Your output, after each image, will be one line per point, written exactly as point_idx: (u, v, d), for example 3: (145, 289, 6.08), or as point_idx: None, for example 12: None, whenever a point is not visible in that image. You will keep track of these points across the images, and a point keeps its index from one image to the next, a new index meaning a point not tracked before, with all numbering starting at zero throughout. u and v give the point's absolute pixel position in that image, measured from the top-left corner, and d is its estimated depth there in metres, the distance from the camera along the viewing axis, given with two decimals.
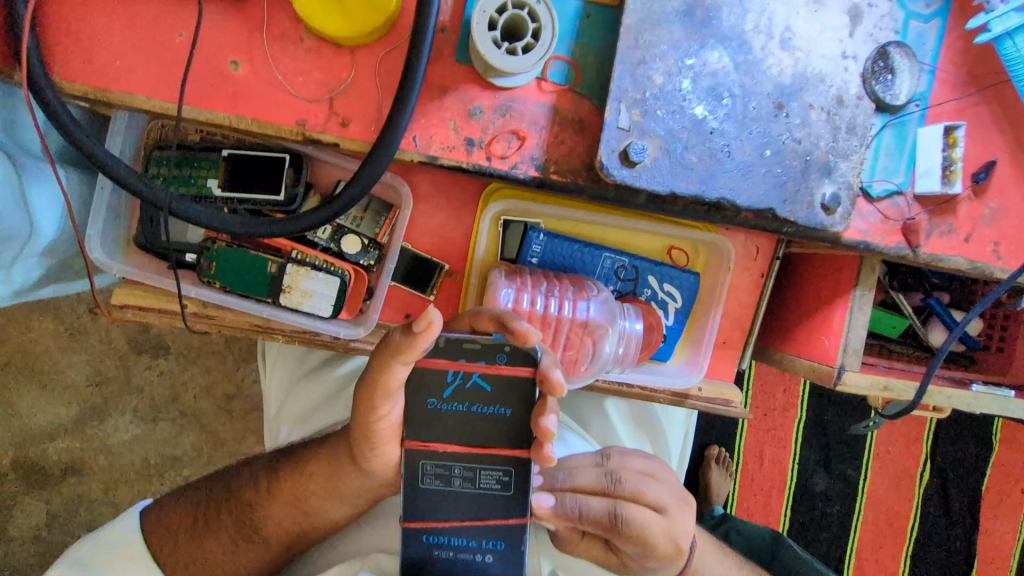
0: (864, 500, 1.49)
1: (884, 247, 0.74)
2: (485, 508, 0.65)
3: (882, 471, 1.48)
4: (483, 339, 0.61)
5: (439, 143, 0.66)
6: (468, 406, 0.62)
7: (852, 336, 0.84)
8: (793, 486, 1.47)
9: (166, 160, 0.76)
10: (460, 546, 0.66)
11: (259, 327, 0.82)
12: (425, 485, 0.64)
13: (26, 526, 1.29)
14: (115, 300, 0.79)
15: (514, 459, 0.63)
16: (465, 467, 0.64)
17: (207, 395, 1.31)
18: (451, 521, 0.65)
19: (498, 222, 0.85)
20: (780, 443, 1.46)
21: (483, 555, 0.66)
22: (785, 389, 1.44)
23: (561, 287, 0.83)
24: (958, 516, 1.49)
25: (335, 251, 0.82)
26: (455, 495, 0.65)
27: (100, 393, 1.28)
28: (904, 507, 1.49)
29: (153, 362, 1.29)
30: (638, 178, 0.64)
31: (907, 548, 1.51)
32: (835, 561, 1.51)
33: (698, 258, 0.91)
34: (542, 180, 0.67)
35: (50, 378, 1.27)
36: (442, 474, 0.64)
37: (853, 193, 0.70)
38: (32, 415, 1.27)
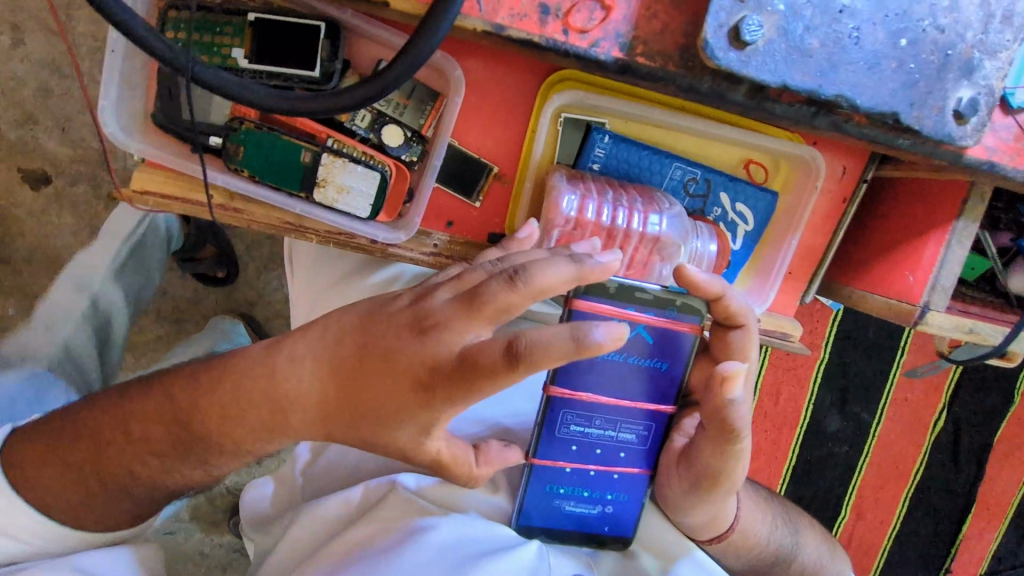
0: (873, 441, 1.45)
1: (1011, 170, 0.64)
2: (617, 460, 0.66)
3: (895, 414, 1.44)
4: (655, 291, 0.61)
5: (509, 9, 0.55)
6: (624, 356, 0.63)
7: (943, 273, 0.75)
8: (803, 429, 1.45)
9: (185, 23, 0.66)
10: (582, 497, 0.66)
11: (291, 225, 0.75)
12: (562, 434, 0.65)
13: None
14: (136, 184, 0.72)
15: (653, 413, 0.65)
16: (606, 419, 0.65)
17: (228, 300, 1.27)
18: (581, 473, 0.66)
19: (558, 119, 0.74)
20: (798, 382, 1.42)
21: (603, 507, 0.67)
22: (811, 329, 1.38)
23: (629, 197, 0.73)
24: (964, 463, 1.45)
25: (375, 143, 0.73)
26: (589, 446, 0.65)
27: None
28: (912, 451, 1.45)
29: (174, 265, 1.24)
30: (747, 64, 0.53)
31: (907, 490, 1.47)
32: (836, 499, 1.48)
33: (778, 174, 0.80)
34: (626, 63, 0.57)
35: None
36: (581, 421, 0.64)
37: (993, 101, 0.59)
38: None
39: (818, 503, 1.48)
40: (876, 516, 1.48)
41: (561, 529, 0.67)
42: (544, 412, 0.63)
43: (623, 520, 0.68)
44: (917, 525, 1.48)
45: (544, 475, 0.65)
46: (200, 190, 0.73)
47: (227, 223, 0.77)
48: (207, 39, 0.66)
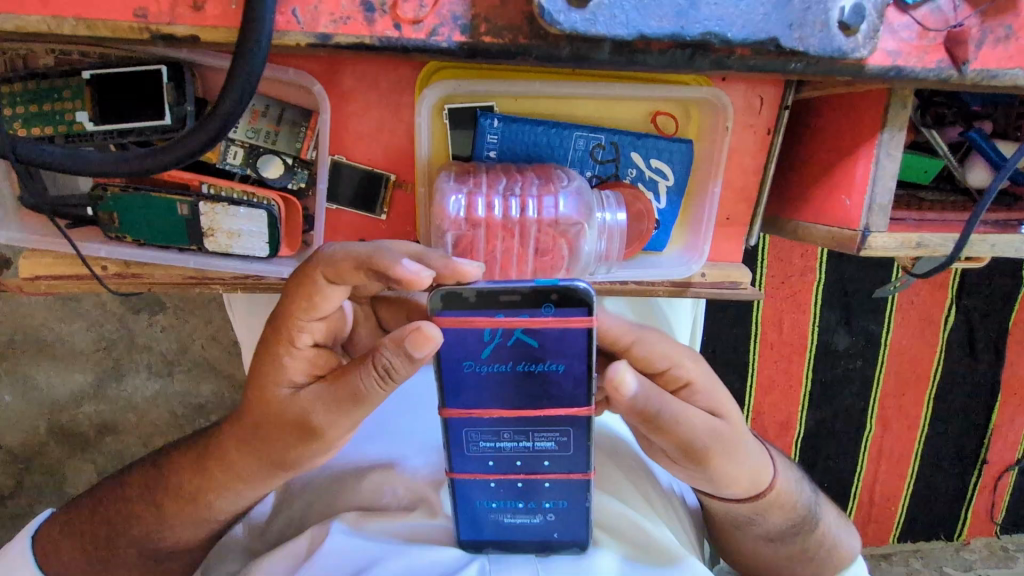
0: (887, 351, 1.40)
1: (923, 70, 0.58)
2: (543, 468, 0.59)
3: (904, 322, 1.39)
4: (522, 287, 0.51)
5: (329, 14, 0.50)
6: (513, 365, 0.53)
7: (878, 191, 0.70)
8: (813, 353, 1.40)
9: (22, 96, 0.62)
10: (517, 509, 0.63)
11: (193, 279, 0.73)
12: (474, 453, 0.59)
13: (81, 486, 1.31)
14: (24, 271, 0.70)
15: (572, 421, 0.56)
16: (515, 431, 0.57)
17: (214, 342, 1.26)
18: (508, 486, 0.61)
19: (441, 113, 0.70)
20: (800, 307, 1.36)
21: (542, 515, 0.63)
22: (803, 254, 1.32)
23: (526, 181, 0.70)
24: (983, 354, 1.41)
25: (255, 179, 0.69)
26: (506, 459, 0.59)
27: (110, 356, 1.25)
28: (927, 354, 1.41)
29: (153, 319, 1.23)
30: (594, 23, 0.48)
31: (929, 392, 1.43)
32: (861, 415, 1.45)
33: (690, 123, 0.76)
34: (472, 46, 0.52)
35: (57, 349, 1.23)
36: (490, 435, 0.57)
37: (881, 3, 0.53)
38: (52, 386, 1.25)
39: (842, 424, 1.45)
40: (899, 427, 1.46)
41: (501, 537, 0.66)
42: (447, 434, 0.58)
43: (566, 525, 0.65)
44: (945, 425, 1.46)
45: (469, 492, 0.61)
46: (83, 264, 0.69)
47: (124, 288, 0.74)
48: (46, 107, 0.62)
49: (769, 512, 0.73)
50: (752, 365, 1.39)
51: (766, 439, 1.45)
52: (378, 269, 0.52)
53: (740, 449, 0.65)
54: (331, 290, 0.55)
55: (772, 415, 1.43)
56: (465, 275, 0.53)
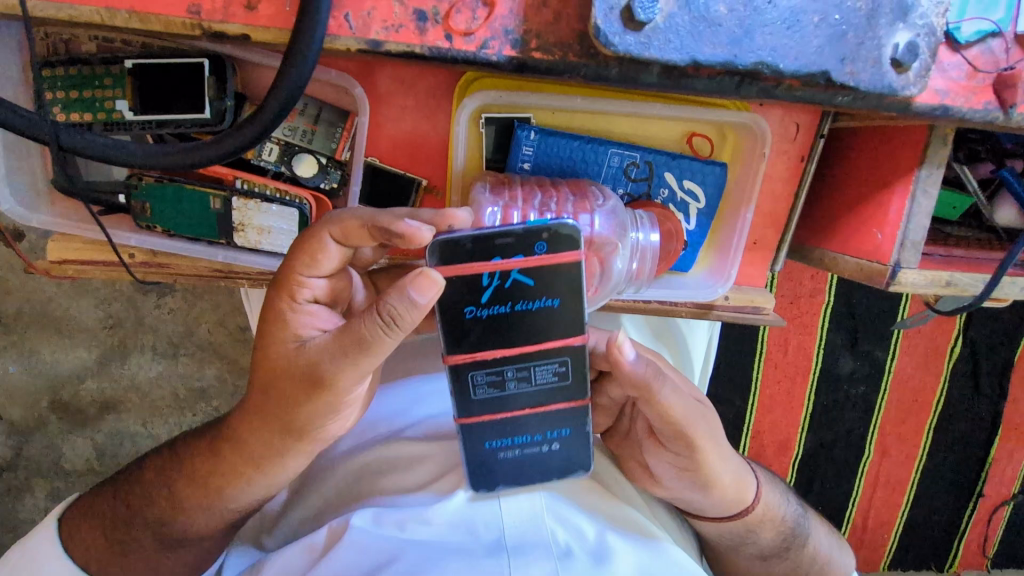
0: (890, 378, 1.40)
1: (970, 111, 0.58)
2: (545, 401, 0.60)
3: (912, 349, 1.39)
4: (516, 228, 0.52)
5: (381, 21, 0.50)
6: (511, 306, 0.54)
7: (912, 227, 0.69)
8: (815, 377, 1.39)
9: (60, 80, 0.62)
10: (525, 442, 0.61)
11: (220, 272, 0.73)
12: (478, 396, 0.58)
13: (77, 462, 1.31)
14: (52, 255, 0.70)
15: (569, 349, 0.57)
16: (517, 368, 0.57)
17: (221, 327, 1.26)
18: (510, 423, 0.60)
19: (479, 120, 0.69)
20: (805, 329, 1.36)
21: (548, 446, 0.62)
22: (813, 275, 1.33)
23: (559, 195, 0.69)
24: (988, 388, 1.40)
25: (289, 176, 0.69)
26: (511, 399, 0.59)
27: (116, 335, 1.25)
28: (934, 385, 1.40)
29: (161, 300, 1.23)
30: (648, 47, 0.48)
31: (929, 423, 1.43)
32: (858, 440, 1.44)
33: (725, 146, 0.76)
34: (521, 61, 0.51)
35: (65, 324, 1.23)
36: (494, 380, 0.58)
37: (935, 42, 0.53)
38: (57, 360, 1.25)
39: (842, 449, 1.45)
40: (902, 456, 1.45)
41: (516, 479, 0.63)
42: (452, 383, 0.57)
43: (575, 454, 0.63)
44: (949, 457, 1.45)
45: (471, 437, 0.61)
46: (113, 251, 0.70)
47: (150, 278, 0.74)
48: (86, 94, 0.62)
49: (760, 526, 0.75)
50: (756, 383, 1.39)
51: (767, 458, 1.44)
52: (381, 227, 0.53)
53: (724, 446, 0.68)
54: (337, 251, 0.56)
55: (772, 434, 1.42)
56: (453, 220, 0.55)
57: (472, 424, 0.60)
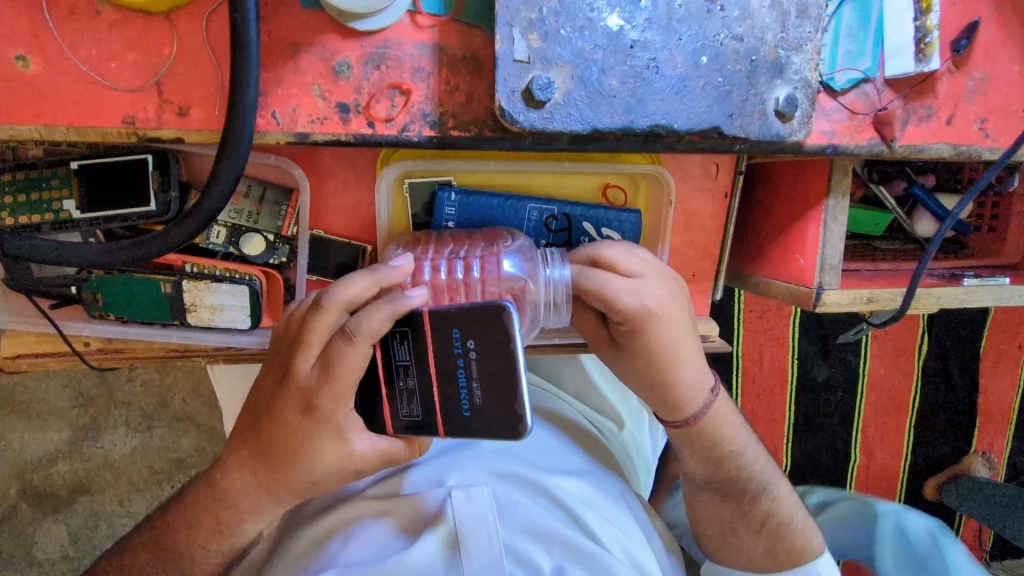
0: (866, 384, 1.44)
1: (856, 147, 0.64)
2: (422, 338, 0.55)
3: (880, 352, 1.43)
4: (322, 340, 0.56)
5: (307, 116, 0.54)
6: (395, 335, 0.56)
7: (828, 252, 0.75)
8: (794, 386, 1.42)
9: (9, 185, 0.65)
10: (467, 392, 0.55)
11: (176, 351, 0.75)
12: (407, 397, 0.57)
13: (51, 550, 1.27)
14: (6, 350, 0.71)
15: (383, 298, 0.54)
16: (392, 341, 0.56)
17: (196, 396, 1.25)
18: (446, 404, 0.55)
19: (402, 186, 0.73)
20: (776, 341, 1.38)
21: (467, 362, 0.55)
22: None
23: (471, 245, 0.73)
24: (958, 382, 1.45)
25: (238, 255, 0.72)
26: (418, 369, 0.56)
27: (87, 413, 1.23)
28: (904, 386, 1.45)
29: (132, 373, 1.23)
30: (551, 121, 0.53)
31: (911, 421, 1.47)
32: (842, 447, 1.47)
33: (639, 193, 0.81)
34: (441, 139, 0.56)
35: (34, 408, 1.22)
36: (403, 368, 0.56)
37: (812, 92, 0.58)
38: (25, 446, 1.23)
39: (824, 457, 1.47)
40: (881, 459, 1.48)
41: (489, 411, 0.54)
42: (399, 399, 0.57)
43: (491, 351, 0.54)
44: (925, 455, 1.49)
45: (421, 394, 0.56)
46: (67, 342, 0.71)
47: (106, 362, 0.75)
48: (35, 196, 0.65)
49: (702, 450, 0.75)
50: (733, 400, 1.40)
51: None
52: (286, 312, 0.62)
53: (653, 384, 0.68)
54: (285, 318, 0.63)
55: None
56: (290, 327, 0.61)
57: (419, 379, 0.56)
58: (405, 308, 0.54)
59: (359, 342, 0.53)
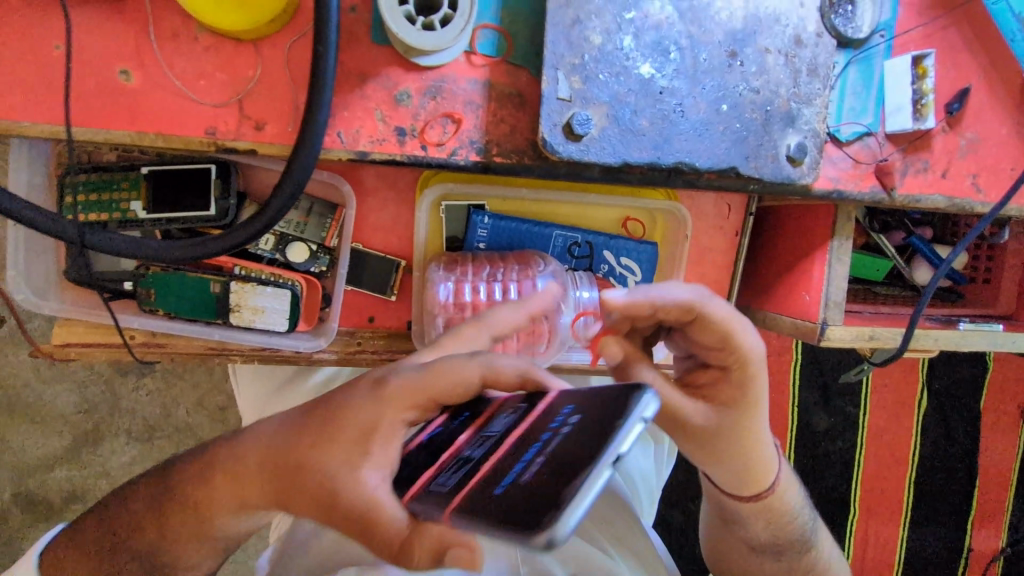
0: (867, 430, 1.46)
1: (859, 193, 0.70)
2: (532, 407, 0.47)
3: (881, 403, 1.46)
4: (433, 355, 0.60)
5: (367, 137, 0.60)
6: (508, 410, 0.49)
7: (832, 290, 0.80)
8: (795, 431, 1.43)
9: (82, 184, 0.70)
10: (524, 466, 0.39)
11: (214, 349, 0.79)
12: (458, 461, 0.46)
13: None
14: (57, 339, 0.76)
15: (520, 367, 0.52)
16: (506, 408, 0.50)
17: (201, 409, 1.27)
18: (491, 474, 0.40)
19: (439, 208, 0.79)
20: (778, 386, 1.41)
21: (554, 433, 0.41)
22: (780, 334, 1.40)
23: (506, 268, 0.80)
24: (958, 434, 1.48)
25: (282, 262, 0.77)
26: (494, 436, 0.46)
27: (90, 421, 1.24)
28: (904, 435, 1.47)
29: (139, 383, 1.24)
30: (587, 152, 0.59)
31: (911, 471, 1.48)
32: (842, 494, 1.47)
33: (655, 227, 0.87)
34: (485, 164, 0.62)
35: (38, 412, 1.22)
36: (483, 438, 0.47)
37: (820, 142, 0.64)
38: (25, 450, 1.23)
39: (824, 504, 1.47)
40: (881, 509, 1.48)
41: (527, 499, 0.35)
42: (450, 458, 0.47)
43: (590, 421, 0.39)
44: (926, 508, 1.49)
45: (473, 466, 0.43)
46: (117, 333, 0.76)
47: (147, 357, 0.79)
48: (104, 196, 0.70)
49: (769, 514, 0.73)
50: None
51: None
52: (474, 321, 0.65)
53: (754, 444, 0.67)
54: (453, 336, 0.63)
55: None
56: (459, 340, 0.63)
57: (487, 449, 0.45)
58: (499, 373, 0.52)
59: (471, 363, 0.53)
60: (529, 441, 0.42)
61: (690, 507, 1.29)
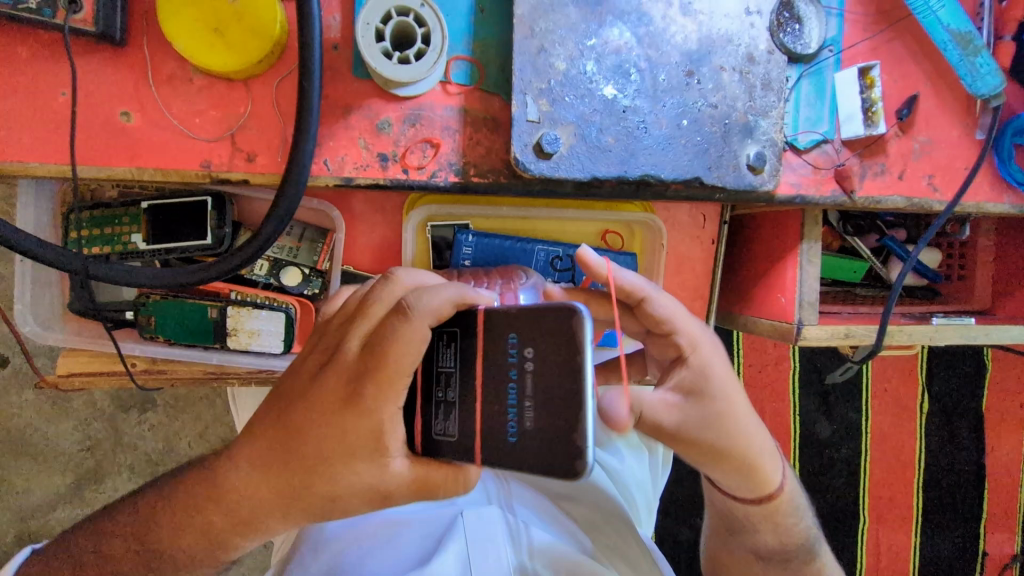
0: (870, 436, 1.47)
1: (821, 197, 0.73)
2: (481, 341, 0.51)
3: (877, 406, 1.47)
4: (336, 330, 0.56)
5: (352, 164, 0.64)
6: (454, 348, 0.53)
7: (805, 290, 0.83)
8: (797, 439, 1.44)
9: (85, 220, 0.75)
10: (517, 393, 0.50)
11: (212, 373, 0.81)
12: (440, 405, 0.53)
13: None
14: (60, 370, 0.79)
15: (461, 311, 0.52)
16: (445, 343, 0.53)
17: (203, 441, 1.28)
18: (490, 407, 0.50)
19: (425, 228, 0.83)
20: (773, 394, 1.42)
21: (520, 360, 0.50)
22: (774, 343, 1.42)
23: (490, 280, 0.78)
24: (956, 433, 1.48)
25: (276, 285, 0.81)
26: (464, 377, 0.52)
27: (94, 457, 1.25)
28: (902, 437, 1.48)
29: (143, 417, 1.26)
30: (558, 169, 0.63)
31: (913, 473, 1.48)
32: (845, 499, 1.47)
33: (634, 241, 0.90)
34: (463, 184, 0.66)
35: (44, 451, 1.24)
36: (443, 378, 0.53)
37: (778, 150, 0.69)
38: (32, 488, 1.25)
39: (828, 510, 1.47)
40: (885, 512, 1.48)
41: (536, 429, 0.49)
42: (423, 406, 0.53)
43: (560, 355, 0.49)
44: (930, 510, 1.49)
45: (460, 411, 0.52)
46: (119, 361, 0.79)
47: (149, 383, 0.82)
48: (107, 231, 0.75)
49: (774, 518, 0.71)
50: None
51: None
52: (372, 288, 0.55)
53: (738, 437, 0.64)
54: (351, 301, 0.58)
55: None
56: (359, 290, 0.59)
57: (462, 393, 0.52)
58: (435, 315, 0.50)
59: (375, 308, 0.54)
60: (501, 367, 0.50)
61: (692, 518, 1.29)
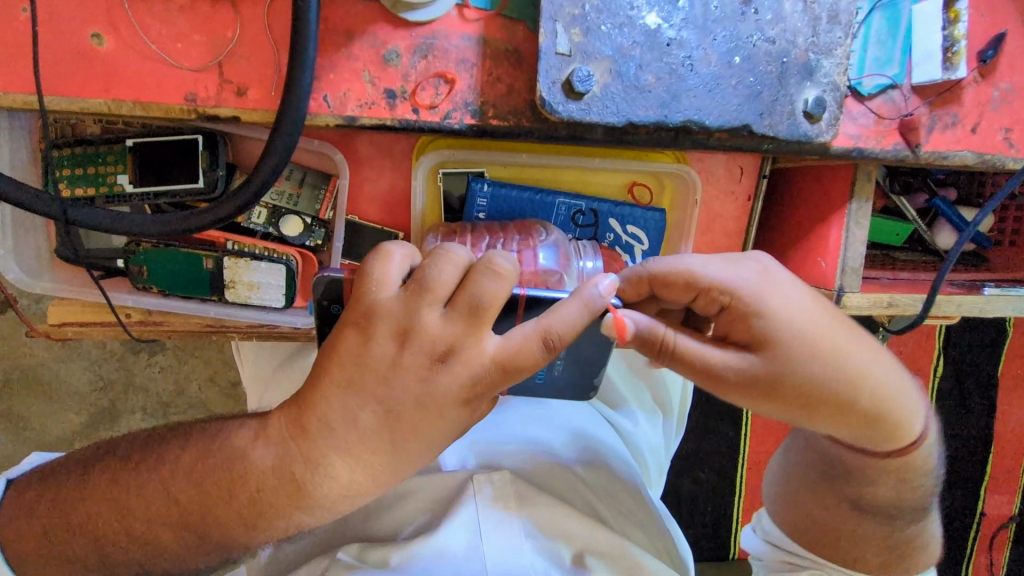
0: None
1: (881, 151, 0.65)
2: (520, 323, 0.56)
3: None
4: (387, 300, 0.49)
5: (356, 100, 0.57)
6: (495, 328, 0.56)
7: (850, 255, 0.76)
8: None
9: (66, 159, 0.68)
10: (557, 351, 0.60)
11: (211, 326, 0.78)
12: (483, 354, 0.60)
13: None
14: (53, 319, 0.75)
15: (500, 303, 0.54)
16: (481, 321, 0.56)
17: (213, 384, 1.26)
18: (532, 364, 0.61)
19: (436, 176, 0.76)
20: None
21: None
22: None
23: (506, 236, 0.75)
24: (974, 403, 1.44)
25: (276, 235, 0.74)
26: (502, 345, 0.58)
27: (106, 397, 1.25)
28: None
29: (152, 359, 1.24)
30: (589, 112, 0.55)
31: None
32: None
33: (664, 193, 0.83)
34: (481, 127, 0.58)
35: (56, 389, 1.23)
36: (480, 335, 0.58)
37: (840, 96, 0.60)
38: (46, 426, 1.24)
39: None
40: None
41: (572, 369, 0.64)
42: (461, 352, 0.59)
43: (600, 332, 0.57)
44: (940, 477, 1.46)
45: None
46: (111, 312, 0.75)
47: (146, 334, 0.80)
48: (90, 171, 0.68)
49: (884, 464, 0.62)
50: None
51: None
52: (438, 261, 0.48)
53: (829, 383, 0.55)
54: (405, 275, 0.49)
55: None
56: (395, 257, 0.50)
57: None
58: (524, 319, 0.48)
59: (486, 307, 0.48)
60: None
61: (701, 476, 1.27)
